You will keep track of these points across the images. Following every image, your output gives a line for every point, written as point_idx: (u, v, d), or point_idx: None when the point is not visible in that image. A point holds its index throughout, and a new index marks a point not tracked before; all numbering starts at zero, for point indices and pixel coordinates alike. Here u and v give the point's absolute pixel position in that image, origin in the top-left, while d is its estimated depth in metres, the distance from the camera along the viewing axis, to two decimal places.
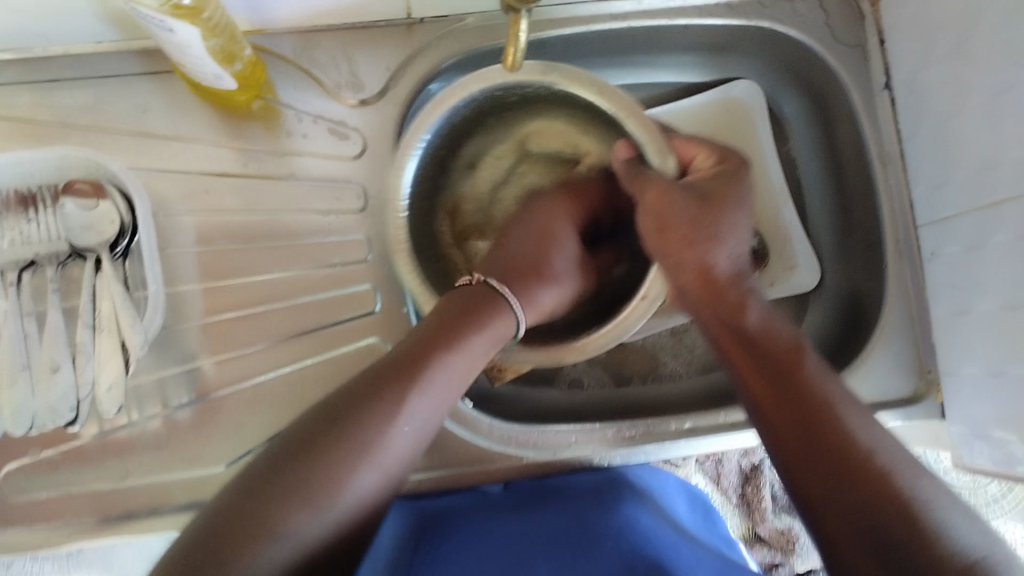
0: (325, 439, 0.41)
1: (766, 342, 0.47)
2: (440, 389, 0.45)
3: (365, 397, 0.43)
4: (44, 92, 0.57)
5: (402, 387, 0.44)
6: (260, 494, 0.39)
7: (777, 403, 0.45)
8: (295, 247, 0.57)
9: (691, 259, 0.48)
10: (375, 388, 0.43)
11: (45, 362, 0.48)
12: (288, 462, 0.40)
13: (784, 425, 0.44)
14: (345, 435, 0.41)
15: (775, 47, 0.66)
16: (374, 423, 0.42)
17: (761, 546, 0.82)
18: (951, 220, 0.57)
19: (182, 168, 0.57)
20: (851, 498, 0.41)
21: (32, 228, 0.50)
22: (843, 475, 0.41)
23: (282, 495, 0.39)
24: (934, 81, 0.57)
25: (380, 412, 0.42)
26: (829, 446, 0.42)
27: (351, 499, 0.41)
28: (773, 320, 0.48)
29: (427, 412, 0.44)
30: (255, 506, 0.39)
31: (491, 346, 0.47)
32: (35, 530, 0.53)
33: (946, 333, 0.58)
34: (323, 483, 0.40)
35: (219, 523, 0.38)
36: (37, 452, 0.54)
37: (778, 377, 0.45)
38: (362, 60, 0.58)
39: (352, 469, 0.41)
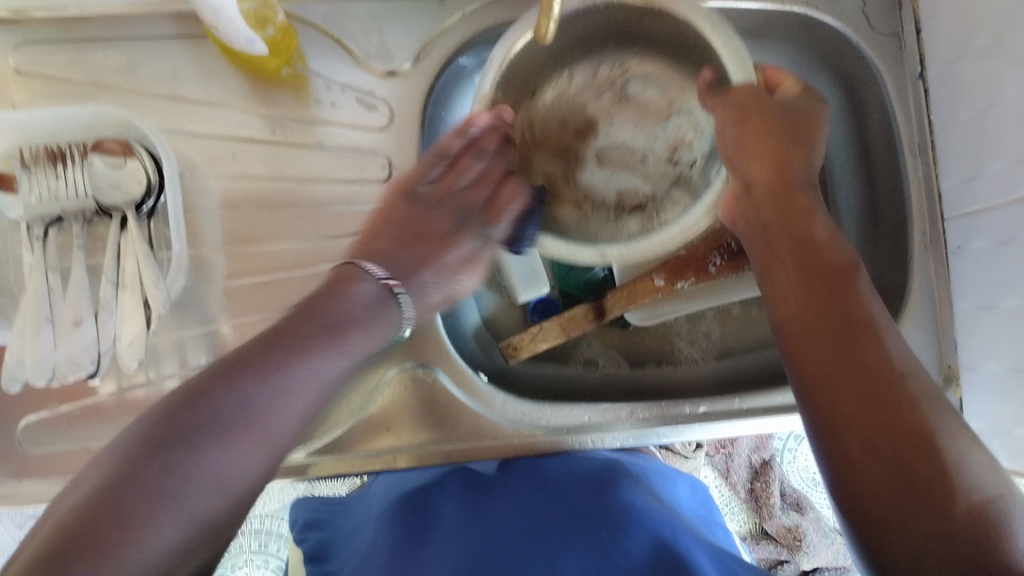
0: (215, 399, 0.38)
1: (819, 254, 0.47)
2: (298, 388, 0.42)
3: (257, 374, 0.40)
4: (76, 51, 0.57)
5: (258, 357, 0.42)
6: (150, 447, 0.36)
7: (818, 315, 0.45)
8: (319, 216, 0.57)
9: (763, 180, 0.49)
10: (265, 368, 0.41)
11: (68, 316, 0.48)
12: (164, 431, 0.36)
13: (821, 342, 0.44)
14: (226, 408, 0.38)
15: (810, 34, 0.65)
16: (243, 396, 0.39)
17: (768, 542, 0.82)
18: (980, 215, 0.56)
19: (210, 132, 0.57)
20: (875, 416, 0.40)
21: (60, 185, 0.50)
22: (868, 390, 0.41)
23: (173, 455, 0.36)
24: (969, 73, 0.56)
25: (234, 398, 0.39)
26: (860, 380, 0.41)
27: (231, 472, 0.37)
28: (834, 238, 0.48)
29: (296, 406, 0.41)
30: (146, 459, 0.35)
31: (337, 354, 0.44)
32: (49, 484, 0.54)
33: (969, 330, 0.58)
34: (200, 446, 0.36)
35: (121, 482, 0.34)
36: (57, 406, 0.55)
37: (825, 290, 0.45)
38: (393, 31, 0.58)
39: (222, 435, 0.37)
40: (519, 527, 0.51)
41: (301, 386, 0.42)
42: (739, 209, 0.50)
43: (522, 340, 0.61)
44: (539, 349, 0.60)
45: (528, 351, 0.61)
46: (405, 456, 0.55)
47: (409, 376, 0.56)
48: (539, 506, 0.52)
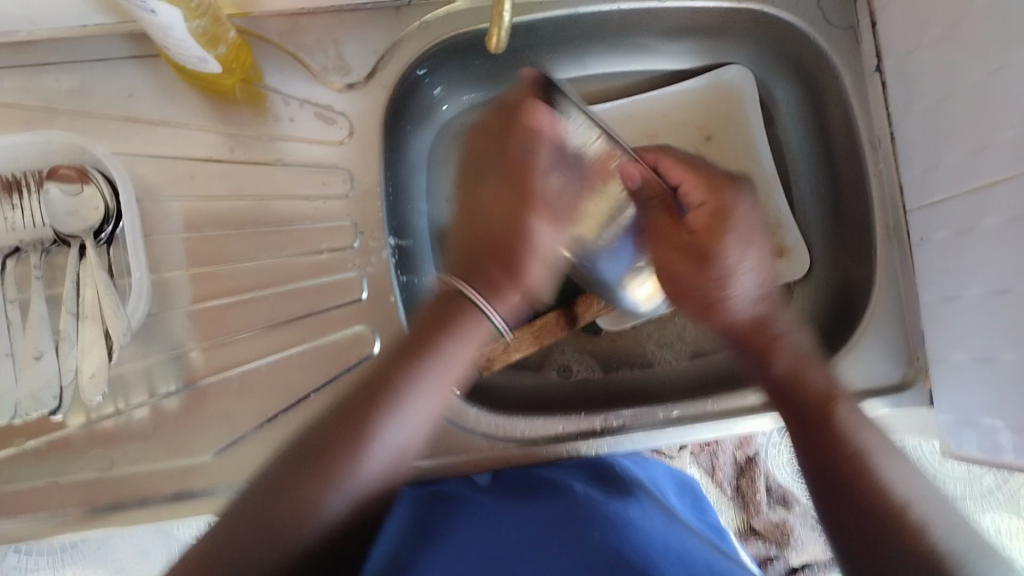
0: (317, 451, 0.45)
1: (802, 385, 0.50)
2: (420, 408, 0.47)
3: (364, 410, 0.46)
4: (27, 76, 0.56)
5: (432, 370, 0.47)
6: (279, 486, 0.44)
7: (813, 436, 0.48)
8: (284, 234, 0.56)
9: (760, 343, 0.52)
10: (361, 410, 0.46)
11: (29, 349, 0.47)
12: (285, 480, 0.44)
13: (821, 464, 0.47)
14: (345, 443, 0.45)
15: (765, 32, 0.66)
16: (377, 418, 0.46)
17: (756, 540, 0.83)
18: (941, 205, 0.56)
19: (169, 154, 0.56)
20: (873, 531, 0.43)
21: (16, 214, 0.50)
22: (856, 507, 0.44)
23: (288, 489, 0.44)
24: (923, 65, 0.56)
25: (336, 448, 0.45)
26: (849, 506, 0.44)
27: (367, 476, 0.46)
28: (806, 364, 0.50)
29: (406, 431, 0.47)
30: (275, 499, 0.44)
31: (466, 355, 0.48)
32: (21, 518, 0.53)
33: (935, 320, 0.58)
34: (318, 486, 0.44)
35: (245, 517, 0.44)
36: (25, 440, 0.53)
37: (807, 413, 0.49)
38: (349, 44, 0.58)
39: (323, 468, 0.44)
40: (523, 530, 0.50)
41: (418, 403, 0.47)
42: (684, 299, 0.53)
43: (496, 352, 0.59)
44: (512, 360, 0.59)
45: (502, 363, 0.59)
46: None
47: None
48: (531, 514, 0.51)
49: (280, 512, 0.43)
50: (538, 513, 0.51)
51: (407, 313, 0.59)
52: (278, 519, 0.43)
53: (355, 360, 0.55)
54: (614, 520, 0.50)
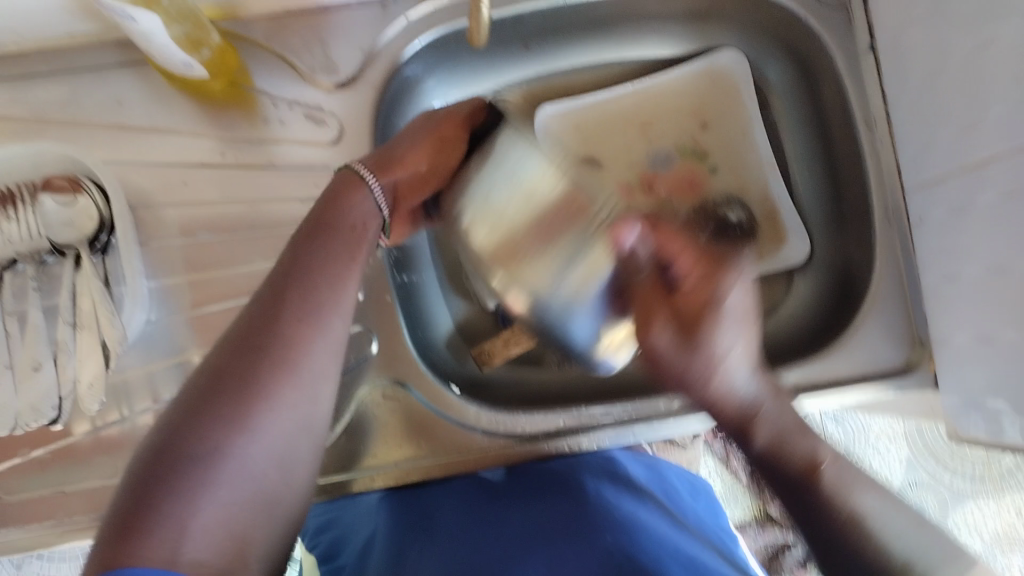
0: (215, 409, 0.40)
1: (778, 463, 0.45)
2: (316, 367, 0.44)
3: (253, 353, 0.43)
4: (18, 88, 0.56)
5: (317, 290, 0.46)
6: (177, 446, 0.39)
7: (774, 475, 0.45)
8: (278, 237, 0.56)
9: (731, 417, 0.47)
10: (231, 382, 0.42)
11: (27, 362, 0.48)
12: (190, 423, 0.40)
13: (777, 487, 0.45)
14: (242, 405, 0.41)
15: (754, 12, 0.65)
16: (236, 404, 0.41)
17: (773, 527, 0.84)
18: (937, 183, 0.56)
19: (161, 160, 0.56)
20: (828, 542, 0.41)
21: (12, 227, 0.50)
22: (811, 516, 0.42)
23: (186, 453, 0.38)
24: (913, 41, 0.56)
25: (246, 402, 0.41)
26: (807, 516, 0.43)
27: (266, 443, 0.41)
28: (783, 435, 0.45)
29: (313, 389, 0.44)
30: (170, 465, 0.38)
31: (354, 256, 0.49)
32: (29, 529, 0.53)
33: (937, 301, 0.57)
34: (220, 453, 0.39)
35: (142, 481, 0.37)
36: (27, 452, 0.54)
37: (776, 467, 0.45)
38: (336, 44, 0.57)
39: (230, 424, 0.40)
40: (533, 529, 0.52)
41: (331, 338, 0.46)
42: (662, 376, 0.49)
43: (495, 347, 0.60)
44: (512, 354, 0.60)
45: (501, 358, 0.60)
46: (383, 475, 0.55)
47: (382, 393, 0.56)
48: (542, 517, 0.53)
49: (164, 511, 0.36)
50: (550, 515, 0.53)
51: (404, 314, 0.59)
52: (159, 523, 0.36)
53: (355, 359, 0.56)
54: (623, 522, 0.52)
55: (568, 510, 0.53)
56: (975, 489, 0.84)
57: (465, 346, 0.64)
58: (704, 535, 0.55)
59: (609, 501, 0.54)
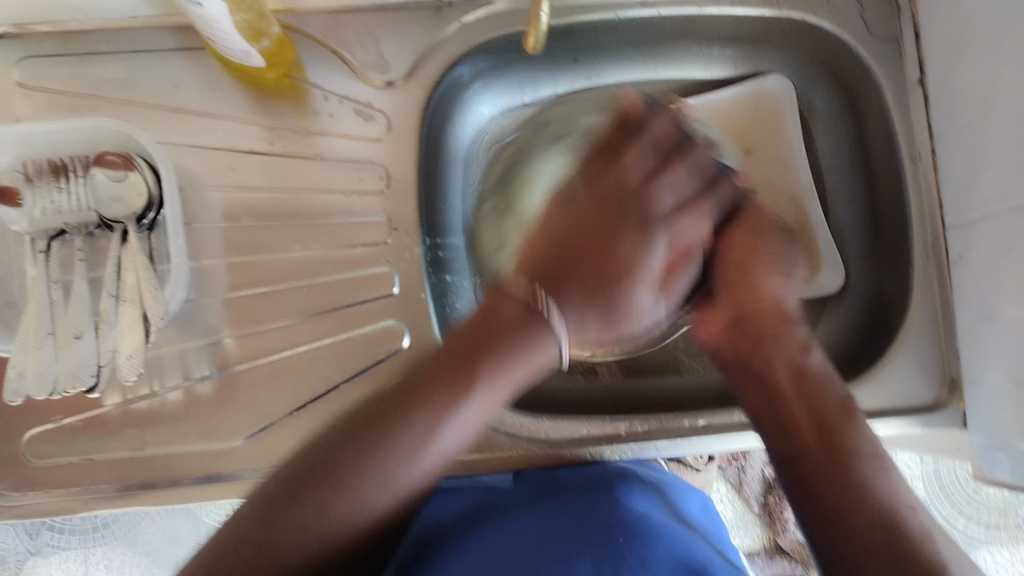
0: (359, 449, 0.41)
1: (818, 396, 0.48)
2: (492, 397, 0.44)
3: (430, 391, 0.43)
4: (78, 64, 0.57)
5: (525, 359, 0.44)
6: (310, 482, 0.40)
7: (807, 422, 0.47)
8: (319, 227, 0.57)
9: (757, 325, 0.51)
10: (429, 398, 0.43)
11: (68, 330, 0.49)
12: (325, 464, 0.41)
13: (804, 435, 0.47)
14: (395, 442, 0.41)
15: (807, 42, 0.65)
16: (428, 419, 0.42)
17: (782, 558, 0.84)
18: (979, 223, 0.55)
19: (210, 144, 0.57)
20: (855, 498, 0.43)
21: (62, 197, 0.51)
22: (841, 470, 0.44)
23: (324, 487, 0.40)
24: (965, 80, 0.56)
25: (397, 442, 0.41)
26: (835, 464, 0.45)
27: (404, 483, 0.42)
28: (828, 382, 0.49)
29: (474, 421, 0.44)
30: (304, 495, 0.40)
31: (534, 369, 0.44)
32: (53, 494, 0.54)
33: (970, 340, 0.57)
34: (358, 485, 0.40)
35: (266, 503, 0.40)
36: (59, 418, 0.55)
37: (817, 416, 0.47)
38: (390, 43, 0.59)
39: (365, 477, 0.41)
40: (542, 529, 0.50)
41: (486, 393, 0.43)
42: (725, 335, 0.52)
43: None
44: None
45: None
46: None
47: None
48: (550, 515, 0.51)
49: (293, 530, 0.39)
50: (559, 513, 0.52)
51: (435, 313, 0.59)
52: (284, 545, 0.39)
53: (384, 354, 0.56)
54: (634, 522, 0.51)
55: (577, 510, 0.51)
56: (990, 537, 0.83)
57: None
58: (712, 540, 0.55)
59: (642, 510, 0.52)
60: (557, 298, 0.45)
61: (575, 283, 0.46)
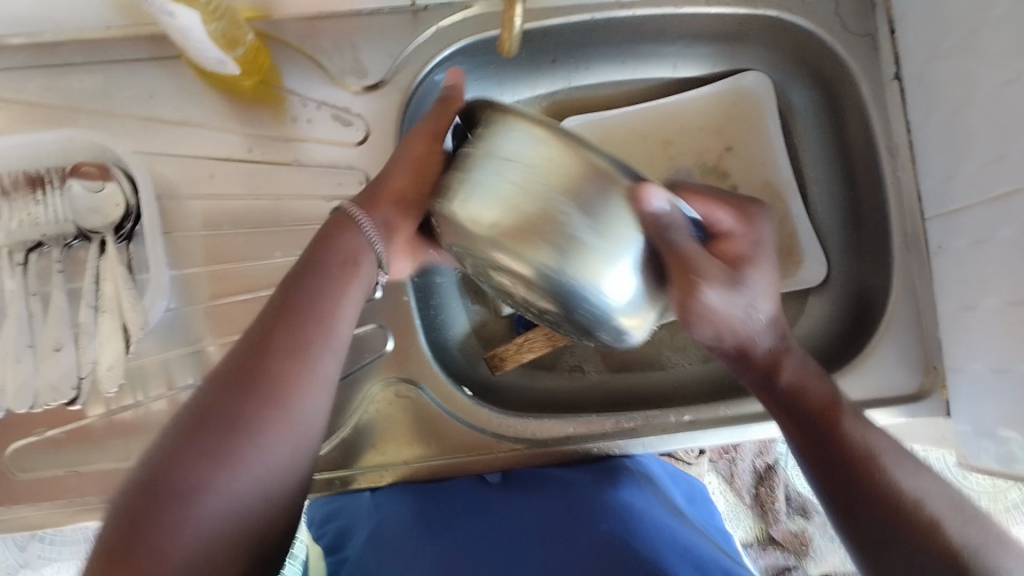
0: (222, 415, 0.41)
1: (802, 402, 0.46)
2: (336, 348, 0.46)
3: (265, 339, 0.44)
4: (53, 76, 0.57)
5: (322, 294, 0.46)
6: (187, 454, 0.39)
7: (797, 420, 0.47)
8: (300, 233, 0.57)
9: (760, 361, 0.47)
10: (233, 386, 0.42)
11: (48, 341, 0.49)
12: (188, 438, 0.40)
13: (802, 438, 0.46)
14: (235, 430, 0.41)
15: (784, 38, 0.65)
16: (274, 377, 0.43)
17: (774, 549, 0.83)
18: (957, 214, 0.56)
19: (188, 153, 0.57)
20: (870, 498, 0.43)
21: (39, 210, 0.51)
22: (847, 466, 0.44)
23: (193, 466, 0.39)
24: (941, 73, 0.56)
25: (259, 393, 0.42)
26: (845, 462, 0.44)
27: (266, 458, 0.41)
28: (807, 377, 0.47)
29: (329, 371, 0.45)
30: (178, 470, 0.39)
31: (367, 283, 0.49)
32: (40, 506, 0.54)
33: (952, 329, 0.57)
34: (234, 444, 0.40)
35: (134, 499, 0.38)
36: (42, 431, 0.55)
37: (805, 415, 0.46)
38: (366, 48, 0.59)
39: (236, 434, 0.40)
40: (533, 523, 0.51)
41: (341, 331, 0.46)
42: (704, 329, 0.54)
43: (507, 351, 0.61)
44: (524, 359, 0.61)
45: (513, 362, 0.61)
46: (392, 472, 0.56)
47: (394, 393, 0.56)
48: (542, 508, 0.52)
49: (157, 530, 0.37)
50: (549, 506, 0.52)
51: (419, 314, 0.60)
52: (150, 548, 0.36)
53: (371, 356, 0.56)
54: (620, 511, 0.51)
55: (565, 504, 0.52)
56: None
57: (479, 350, 0.64)
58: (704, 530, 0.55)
59: (628, 499, 0.52)
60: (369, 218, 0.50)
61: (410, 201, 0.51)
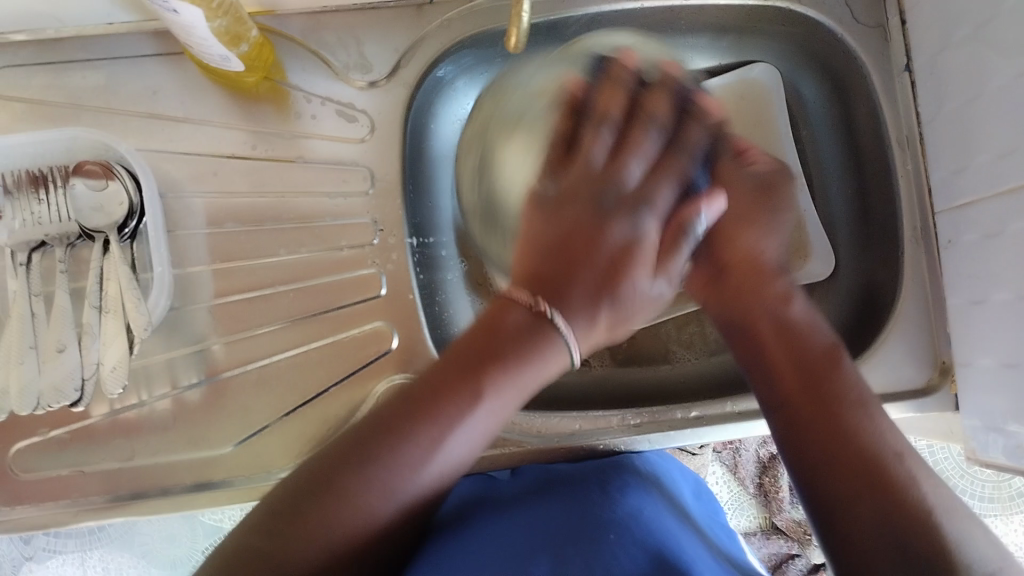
0: (369, 455, 0.41)
1: (799, 350, 0.47)
2: (484, 418, 0.43)
3: (418, 411, 0.42)
4: (55, 72, 0.57)
5: (517, 381, 0.43)
6: (328, 478, 0.41)
7: (791, 387, 0.46)
8: (304, 231, 0.57)
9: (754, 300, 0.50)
10: (438, 393, 0.42)
11: (52, 344, 0.49)
12: (343, 460, 0.41)
13: (796, 400, 0.46)
14: (374, 480, 0.40)
15: (793, 29, 0.65)
16: (423, 443, 0.41)
17: (778, 537, 0.83)
18: (968, 208, 0.55)
19: (192, 149, 0.57)
20: (860, 471, 0.42)
21: (43, 209, 0.51)
22: (838, 440, 0.43)
23: (334, 491, 0.40)
24: (952, 64, 0.55)
25: (410, 455, 0.41)
26: (842, 432, 0.44)
27: (398, 504, 0.41)
28: (802, 329, 0.48)
29: (474, 435, 0.43)
30: (313, 498, 0.40)
31: (549, 374, 0.43)
32: (43, 507, 0.54)
33: (961, 324, 0.57)
34: (369, 488, 0.40)
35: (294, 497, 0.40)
36: (46, 431, 0.55)
37: (800, 379, 0.46)
38: (370, 41, 0.58)
39: (391, 473, 0.41)
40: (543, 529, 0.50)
41: (504, 392, 0.43)
42: (709, 292, 0.51)
43: None
44: None
45: None
46: None
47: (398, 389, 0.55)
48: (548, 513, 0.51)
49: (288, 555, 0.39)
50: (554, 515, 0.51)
51: (425, 312, 0.59)
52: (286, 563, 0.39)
53: (373, 356, 0.56)
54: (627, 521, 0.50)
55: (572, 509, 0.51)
56: (986, 510, 0.82)
57: None
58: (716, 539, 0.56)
59: (636, 507, 0.52)
60: (566, 302, 0.43)
61: (574, 285, 0.43)
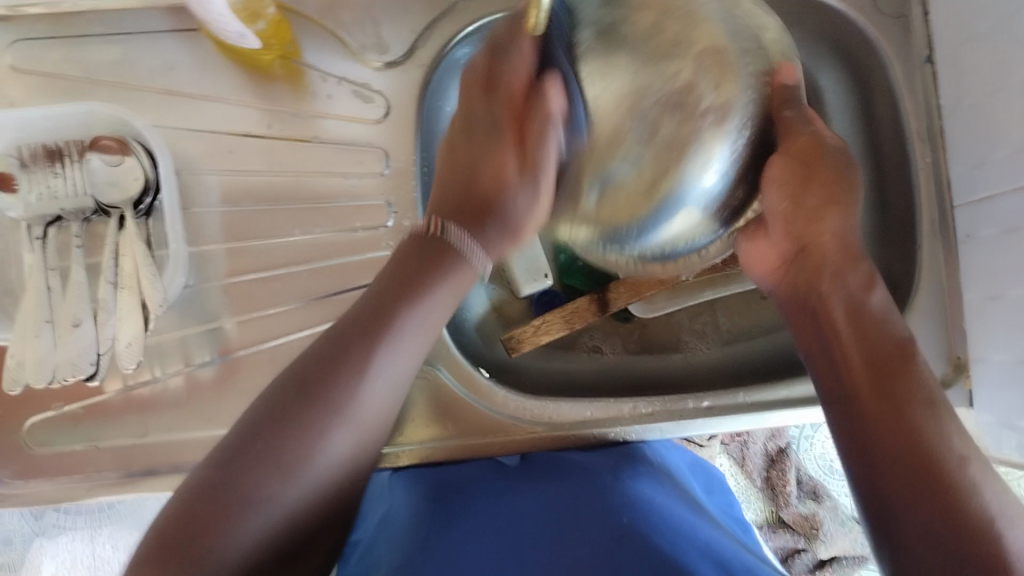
0: (291, 416, 0.43)
1: (874, 337, 0.45)
2: (387, 371, 0.46)
3: (328, 370, 0.45)
4: (71, 47, 0.57)
5: (404, 328, 0.48)
6: (243, 464, 0.41)
7: (861, 381, 0.44)
8: (319, 211, 0.57)
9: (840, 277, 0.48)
10: (327, 364, 0.45)
11: (67, 318, 0.49)
12: (267, 429, 0.43)
13: (859, 390, 0.44)
14: (284, 448, 0.42)
15: (813, 17, 0.64)
16: (344, 389, 0.44)
17: (785, 531, 0.83)
18: (987, 201, 0.54)
19: (207, 127, 0.56)
20: (919, 481, 0.40)
21: (59, 183, 0.51)
22: (902, 446, 0.41)
23: (253, 464, 0.41)
24: (976, 55, 0.54)
25: (331, 404, 0.44)
26: (896, 428, 0.42)
27: (335, 454, 0.44)
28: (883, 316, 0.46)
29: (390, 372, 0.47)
30: (242, 471, 0.41)
31: (460, 289, 0.51)
32: (56, 481, 0.54)
33: (978, 319, 0.56)
34: (306, 442, 0.43)
35: (229, 463, 0.42)
36: (61, 406, 0.55)
37: (879, 368, 0.44)
38: (388, 21, 0.58)
39: (326, 423, 0.43)
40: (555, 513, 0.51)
41: (401, 339, 0.47)
42: (784, 269, 0.51)
43: (525, 333, 0.61)
44: (541, 342, 0.61)
45: (530, 345, 0.61)
46: (410, 454, 0.55)
47: None
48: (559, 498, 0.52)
49: (218, 529, 0.39)
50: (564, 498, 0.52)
51: None
52: (216, 536, 0.39)
53: None
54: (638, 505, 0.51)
55: (584, 494, 0.52)
56: None
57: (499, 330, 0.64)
58: (722, 523, 0.56)
59: (647, 492, 0.53)
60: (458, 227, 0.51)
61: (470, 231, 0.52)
